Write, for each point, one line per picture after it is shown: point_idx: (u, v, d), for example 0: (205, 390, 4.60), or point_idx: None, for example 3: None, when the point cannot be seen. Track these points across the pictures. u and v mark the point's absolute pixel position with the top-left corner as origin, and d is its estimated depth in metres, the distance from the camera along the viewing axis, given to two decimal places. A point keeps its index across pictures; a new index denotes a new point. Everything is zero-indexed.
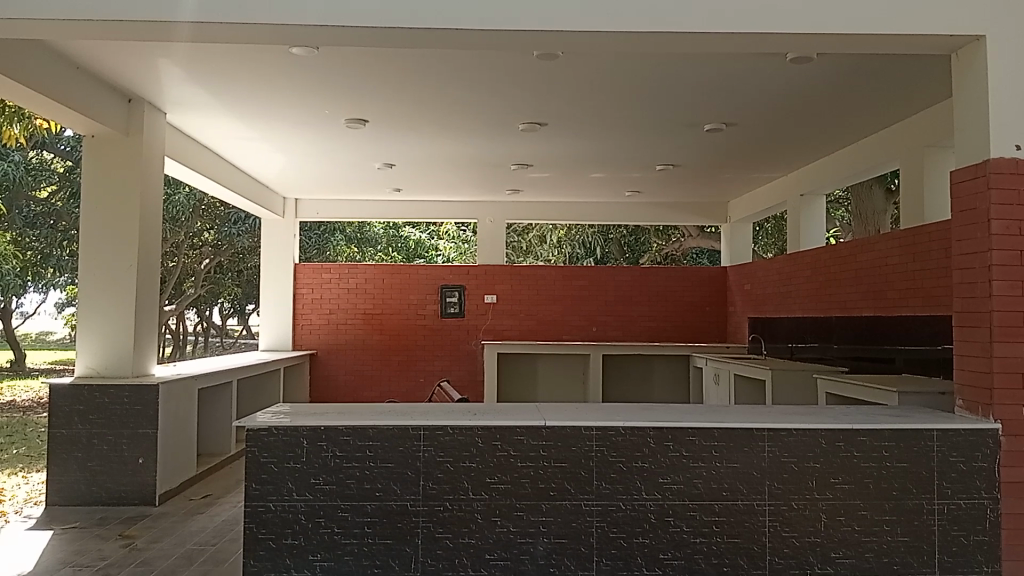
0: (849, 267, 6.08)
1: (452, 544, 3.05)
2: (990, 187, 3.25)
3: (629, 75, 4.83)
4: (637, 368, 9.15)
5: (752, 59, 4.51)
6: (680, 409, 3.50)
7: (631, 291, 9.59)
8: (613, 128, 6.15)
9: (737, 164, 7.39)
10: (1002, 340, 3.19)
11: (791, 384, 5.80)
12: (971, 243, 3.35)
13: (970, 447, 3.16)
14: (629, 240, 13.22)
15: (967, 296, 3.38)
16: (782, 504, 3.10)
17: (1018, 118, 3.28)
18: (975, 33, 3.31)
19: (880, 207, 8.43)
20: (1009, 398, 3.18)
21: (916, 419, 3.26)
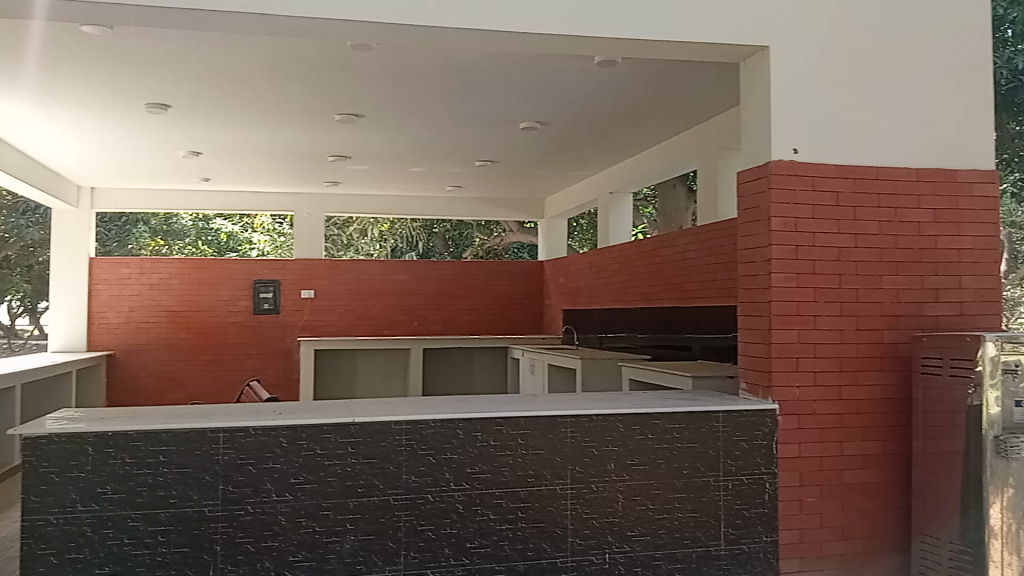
0: (653, 261, 6.41)
1: (253, 549, 2.94)
2: (770, 187, 3.52)
3: (446, 70, 4.83)
4: (455, 361, 9.23)
5: (562, 60, 4.66)
6: (489, 400, 3.56)
7: (451, 284, 9.65)
8: (430, 121, 6.14)
9: (552, 161, 7.60)
10: (779, 327, 3.48)
11: (598, 373, 6.05)
12: (754, 238, 3.62)
13: (752, 426, 3.42)
14: (453, 235, 13.29)
15: (750, 287, 3.65)
16: (583, 487, 3.22)
17: (794, 123, 3.56)
18: (760, 44, 3.55)
19: (682, 205, 9.00)
20: (785, 379, 3.47)
21: (705, 401, 3.49)
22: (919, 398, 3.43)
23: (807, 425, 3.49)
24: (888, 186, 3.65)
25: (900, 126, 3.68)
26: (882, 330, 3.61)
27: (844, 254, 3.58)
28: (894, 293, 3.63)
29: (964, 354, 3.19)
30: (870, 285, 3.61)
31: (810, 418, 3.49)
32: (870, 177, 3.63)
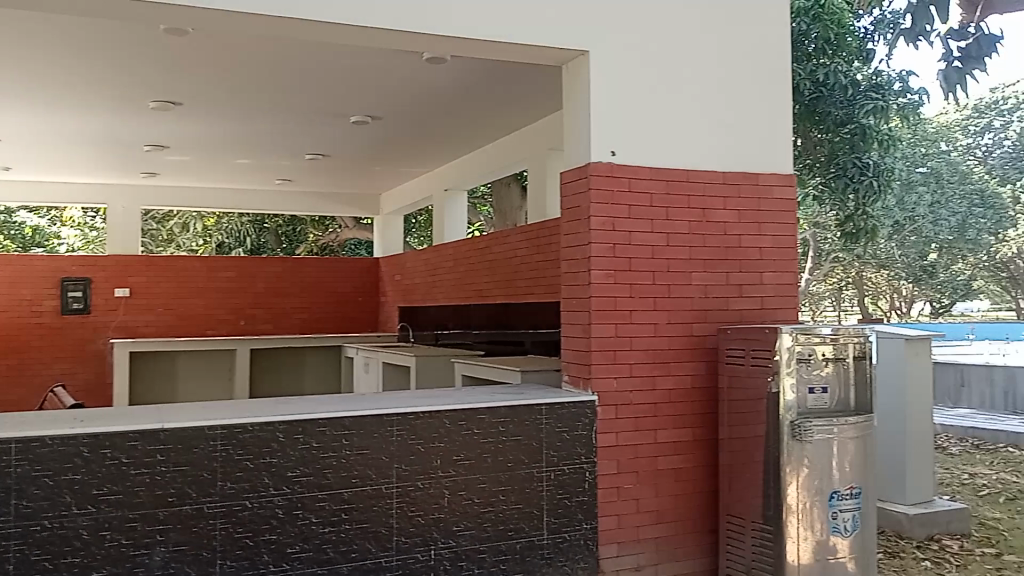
0: (485, 258, 6.48)
1: (51, 566, 2.71)
2: (590, 187, 3.64)
3: (274, 59, 4.68)
4: (286, 361, 8.97)
5: (390, 55, 4.61)
6: (312, 401, 3.47)
7: (281, 282, 9.36)
8: (257, 112, 5.92)
9: (385, 156, 7.52)
10: (598, 322, 3.61)
11: (430, 369, 6.06)
12: (575, 236, 3.74)
13: (574, 417, 3.53)
14: (286, 230, 12.91)
15: (572, 283, 3.76)
16: (408, 485, 3.21)
17: (612, 126, 3.69)
18: (580, 49, 3.65)
19: (517, 203, 9.15)
20: (603, 371, 3.61)
21: (529, 395, 3.57)
22: (724, 387, 3.66)
23: (624, 414, 3.64)
24: (698, 189, 3.86)
25: (708, 131, 3.90)
26: (692, 323, 3.82)
27: (658, 253, 3.76)
28: (703, 289, 3.86)
29: (764, 345, 3.42)
30: (682, 281, 3.81)
31: (627, 408, 3.65)
32: (682, 180, 3.83)
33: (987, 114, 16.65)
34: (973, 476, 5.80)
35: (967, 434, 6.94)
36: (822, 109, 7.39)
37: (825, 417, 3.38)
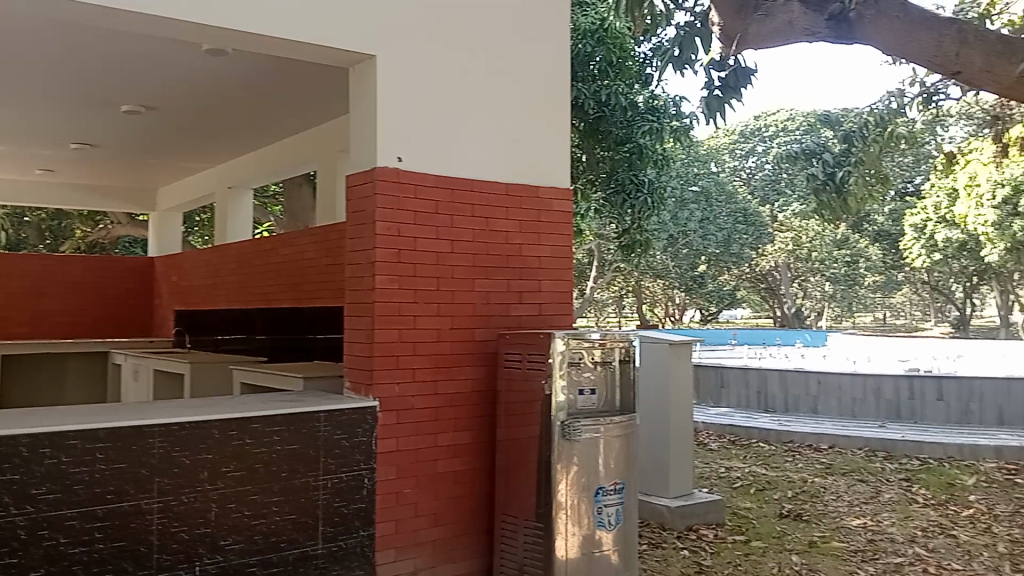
0: (270, 261, 6.27)
1: None
2: (375, 192, 3.62)
3: (34, 39, 4.28)
4: (44, 369, 8.18)
5: (166, 44, 4.36)
6: (63, 412, 3.19)
7: (42, 282, 8.53)
8: (13, 95, 5.38)
9: (163, 150, 7.08)
10: (381, 327, 3.60)
11: (207, 377, 5.77)
12: (360, 241, 3.71)
13: (352, 424, 3.51)
14: (51, 225, 12.03)
15: (356, 288, 3.73)
16: (172, 499, 3.03)
17: (398, 132, 3.70)
18: (367, 53, 3.63)
19: (308, 205, 8.93)
20: (385, 377, 3.61)
21: (306, 402, 3.50)
22: (502, 390, 3.77)
23: (405, 419, 3.67)
24: (480, 197, 3.97)
25: (492, 143, 4.03)
26: (473, 329, 3.92)
27: (441, 259, 3.82)
28: (484, 296, 3.96)
29: (539, 350, 3.58)
30: (464, 287, 3.89)
31: (408, 413, 3.67)
32: (465, 189, 3.91)
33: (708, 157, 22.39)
34: (729, 469, 6.36)
35: (725, 431, 7.58)
36: (604, 127, 7.80)
37: (592, 416, 3.60)
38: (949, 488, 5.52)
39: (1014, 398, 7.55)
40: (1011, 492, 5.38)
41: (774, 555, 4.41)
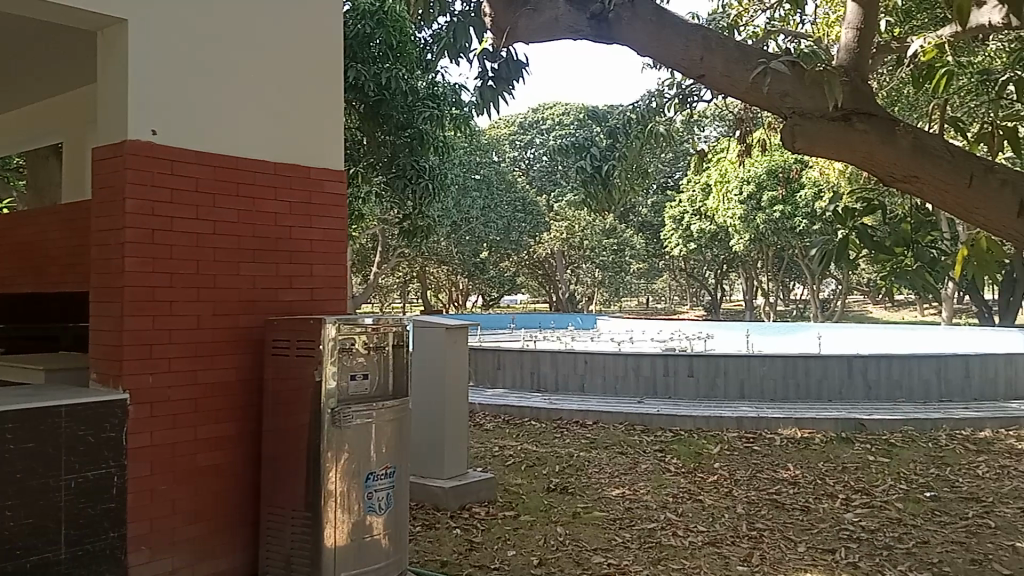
0: (6, 240, 5.63)
1: None
2: (125, 166, 3.36)
3: None
4: None
5: None
6: None
7: None
8: None
9: None
10: (132, 314, 3.36)
11: None
12: (108, 220, 3.43)
13: (100, 418, 3.24)
14: None
15: (103, 270, 3.45)
16: None
17: (152, 104, 3.45)
18: (117, 16, 3.35)
19: None
20: (137, 367, 3.37)
21: (45, 397, 3.18)
22: (268, 378, 3.64)
23: (160, 412, 3.45)
24: (246, 176, 3.79)
25: (259, 120, 3.87)
26: (238, 315, 3.75)
27: (202, 241, 3.61)
28: (250, 280, 3.80)
29: (307, 335, 3.49)
30: (228, 270, 3.71)
31: (163, 405, 3.46)
32: (229, 167, 3.73)
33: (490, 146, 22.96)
34: (502, 448, 6.55)
35: (500, 411, 7.81)
36: (384, 110, 7.69)
37: (363, 403, 3.57)
38: (698, 457, 6.03)
39: (752, 372, 8.39)
40: (749, 458, 5.96)
41: (541, 528, 4.60)
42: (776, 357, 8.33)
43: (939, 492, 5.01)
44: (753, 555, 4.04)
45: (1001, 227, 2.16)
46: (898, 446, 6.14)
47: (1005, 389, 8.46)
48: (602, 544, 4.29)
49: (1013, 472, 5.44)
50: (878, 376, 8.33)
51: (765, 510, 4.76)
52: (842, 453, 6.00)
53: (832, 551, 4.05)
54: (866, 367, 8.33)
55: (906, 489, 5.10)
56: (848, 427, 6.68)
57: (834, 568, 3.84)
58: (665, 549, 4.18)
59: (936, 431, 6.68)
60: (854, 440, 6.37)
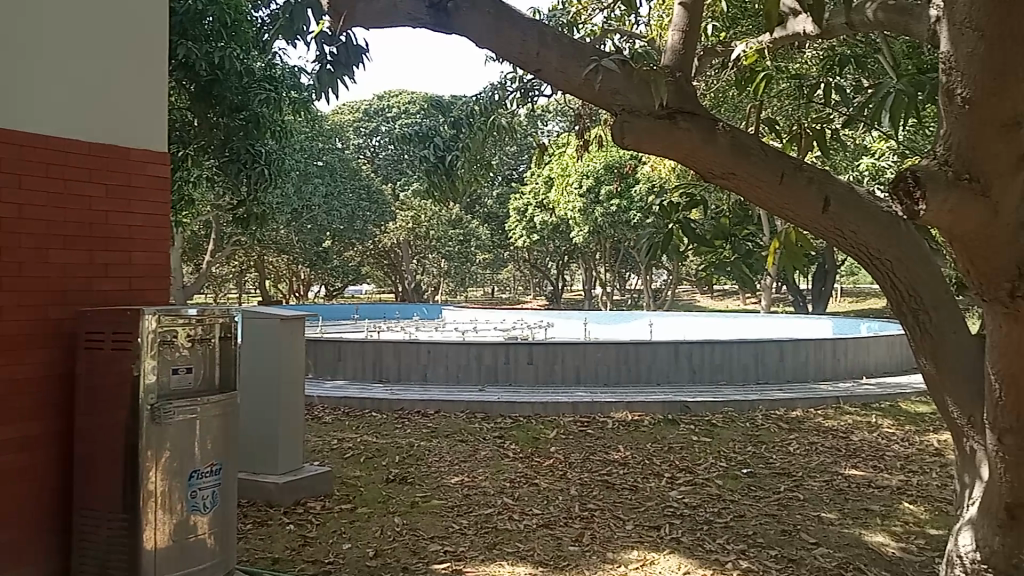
0: None
1: None
2: None
3: None
4: None
5: None
6: None
7: None
8: None
9: None
10: None
11: None
12: None
13: None
14: None
15: None
16: None
17: None
18: None
19: None
20: None
21: None
22: (83, 374, 3.40)
23: None
24: (57, 157, 3.52)
25: (73, 98, 3.59)
26: (48, 305, 3.48)
27: (6, 225, 3.32)
28: (62, 268, 3.53)
29: (126, 328, 3.28)
30: (36, 258, 3.43)
31: None
32: (38, 147, 3.45)
33: (334, 132, 22.50)
34: (340, 440, 6.43)
35: (339, 403, 7.66)
36: (218, 92, 7.30)
37: (188, 398, 3.41)
38: (535, 442, 6.16)
39: (587, 359, 8.67)
40: (583, 441, 6.16)
41: (378, 519, 4.56)
42: (610, 344, 8.64)
43: (755, 468, 5.37)
44: (584, 534, 4.18)
45: (810, 219, 2.89)
46: (719, 426, 6.53)
47: (813, 371, 9.17)
48: (438, 532, 4.30)
49: (819, 448, 5.91)
50: (702, 361, 8.82)
51: (596, 491, 4.93)
52: (670, 434, 6.31)
53: (658, 528, 4.25)
54: (692, 353, 8.79)
55: (726, 466, 5.43)
56: (675, 409, 7.03)
57: (659, 544, 4.03)
58: (501, 533, 4.24)
59: (754, 411, 7.15)
60: (681, 421, 6.71)
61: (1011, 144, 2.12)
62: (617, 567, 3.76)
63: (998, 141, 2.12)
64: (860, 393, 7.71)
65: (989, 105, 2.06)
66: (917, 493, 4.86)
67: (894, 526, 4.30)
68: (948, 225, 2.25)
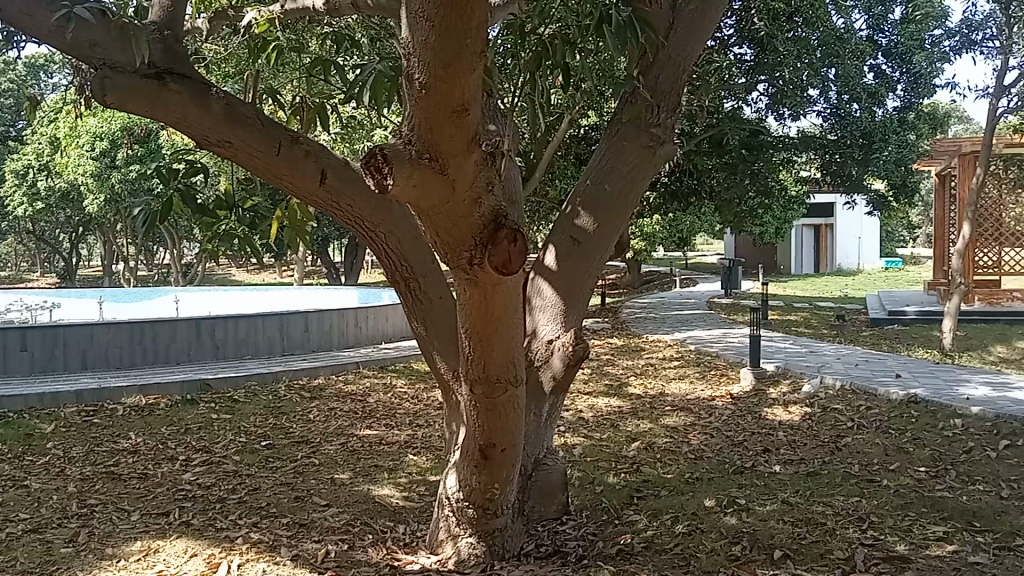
0: None
1: None
2: None
3: None
4: None
5: None
6: None
7: None
8: None
9: None
10: None
11: None
12: None
13: None
14: None
15: None
16: None
17: None
18: None
19: None
20: None
21: None
22: None
23: None
24: None
25: None
26: None
27: None
28: None
29: None
30: None
31: None
32: None
33: None
34: None
35: None
36: None
37: None
38: (27, 440, 5.42)
39: (96, 342, 7.88)
40: (88, 432, 5.60)
41: None
42: (121, 324, 7.96)
43: (274, 440, 5.40)
44: (80, 534, 3.80)
45: (308, 190, 2.91)
46: (241, 402, 6.43)
47: (337, 340, 9.52)
48: None
49: (337, 413, 6.15)
50: (225, 336, 8.60)
51: (98, 485, 4.52)
52: (187, 415, 6.04)
53: (166, 514, 4.04)
54: (214, 328, 8.54)
55: (244, 442, 5.37)
56: (193, 388, 6.75)
57: (165, 531, 3.83)
58: None
59: (277, 382, 7.18)
60: (199, 401, 6.46)
61: (461, 126, 2.30)
62: (114, 562, 3.48)
63: (450, 125, 2.28)
64: (378, 357, 8.20)
65: (442, 89, 2.21)
66: (420, 444, 5.32)
67: (398, 477, 4.66)
68: (412, 198, 2.38)
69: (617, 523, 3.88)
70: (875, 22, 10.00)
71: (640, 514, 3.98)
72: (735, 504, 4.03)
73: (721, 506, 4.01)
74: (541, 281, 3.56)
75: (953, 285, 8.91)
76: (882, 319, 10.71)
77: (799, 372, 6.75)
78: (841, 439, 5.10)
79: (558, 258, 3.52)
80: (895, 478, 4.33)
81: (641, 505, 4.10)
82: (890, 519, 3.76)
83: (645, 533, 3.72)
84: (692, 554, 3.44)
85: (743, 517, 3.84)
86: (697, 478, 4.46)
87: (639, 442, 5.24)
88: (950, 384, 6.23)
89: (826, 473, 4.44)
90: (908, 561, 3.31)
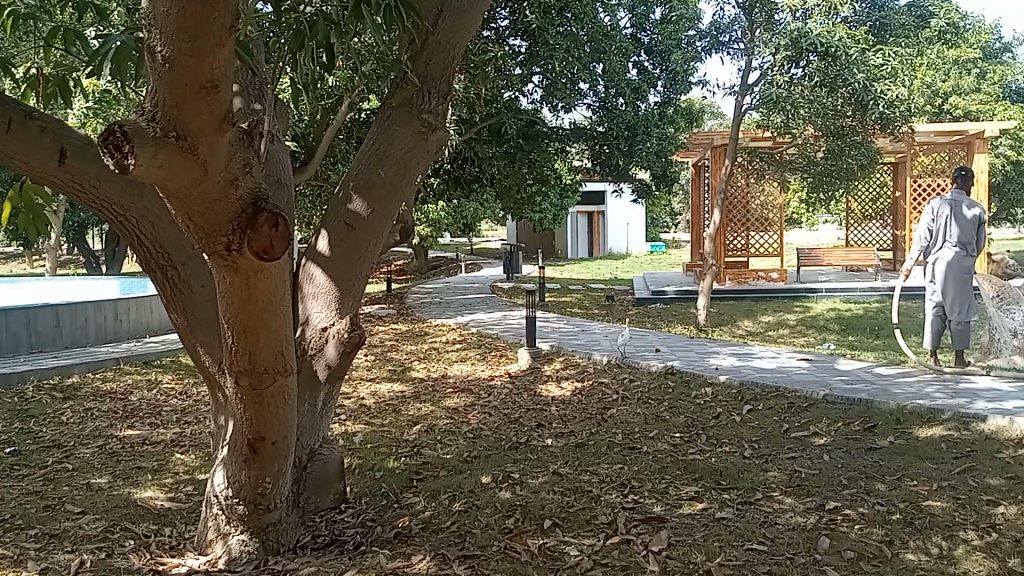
0: None
1: None
2: None
3: None
4: None
5: None
6: None
7: None
8: None
9: None
10: None
11: None
12: None
13: None
14: None
15: None
16: None
17: None
18: None
19: None
20: None
21: None
22: None
23: None
24: None
25: None
26: None
27: None
28: None
29: None
30: None
31: None
32: None
33: None
34: None
35: None
36: None
37: None
38: None
39: None
40: None
41: None
42: None
43: (20, 446, 4.92)
44: None
45: (45, 171, 2.63)
46: None
47: (93, 335, 8.87)
48: None
49: (94, 414, 5.71)
50: None
51: None
52: None
53: None
54: None
55: None
56: None
57: None
58: None
59: (24, 383, 6.54)
60: None
61: (211, 104, 2.15)
62: None
63: (198, 102, 2.12)
64: (140, 353, 7.71)
65: (188, 64, 2.04)
66: (188, 442, 5.05)
67: (163, 478, 4.41)
68: (161, 180, 2.22)
69: (396, 507, 3.91)
70: (638, 21, 10.66)
71: (418, 496, 4.04)
72: (510, 478, 4.18)
73: (496, 481, 4.15)
74: (313, 268, 3.51)
75: (706, 266, 9.73)
76: (647, 299, 11.49)
77: (571, 350, 7.09)
78: (607, 410, 5.43)
79: (330, 245, 3.45)
80: (654, 444, 4.68)
81: (419, 487, 4.16)
82: (649, 483, 4.06)
83: (422, 515, 3.78)
84: (467, 531, 3.55)
85: (516, 491, 4.00)
86: (474, 456, 4.58)
87: (420, 426, 5.29)
88: (702, 356, 6.82)
89: (593, 444, 4.71)
90: (663, 520, 3.59)
